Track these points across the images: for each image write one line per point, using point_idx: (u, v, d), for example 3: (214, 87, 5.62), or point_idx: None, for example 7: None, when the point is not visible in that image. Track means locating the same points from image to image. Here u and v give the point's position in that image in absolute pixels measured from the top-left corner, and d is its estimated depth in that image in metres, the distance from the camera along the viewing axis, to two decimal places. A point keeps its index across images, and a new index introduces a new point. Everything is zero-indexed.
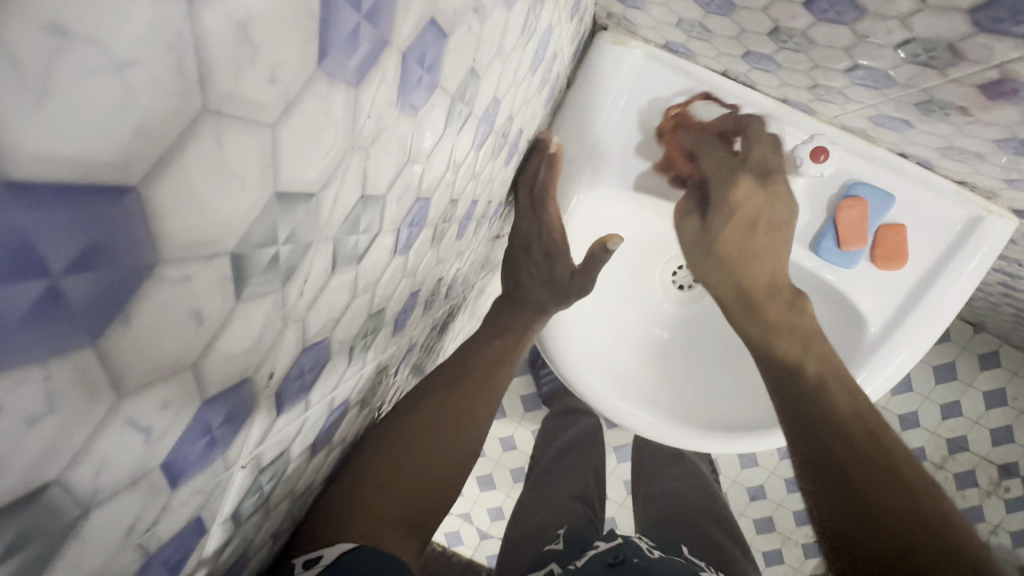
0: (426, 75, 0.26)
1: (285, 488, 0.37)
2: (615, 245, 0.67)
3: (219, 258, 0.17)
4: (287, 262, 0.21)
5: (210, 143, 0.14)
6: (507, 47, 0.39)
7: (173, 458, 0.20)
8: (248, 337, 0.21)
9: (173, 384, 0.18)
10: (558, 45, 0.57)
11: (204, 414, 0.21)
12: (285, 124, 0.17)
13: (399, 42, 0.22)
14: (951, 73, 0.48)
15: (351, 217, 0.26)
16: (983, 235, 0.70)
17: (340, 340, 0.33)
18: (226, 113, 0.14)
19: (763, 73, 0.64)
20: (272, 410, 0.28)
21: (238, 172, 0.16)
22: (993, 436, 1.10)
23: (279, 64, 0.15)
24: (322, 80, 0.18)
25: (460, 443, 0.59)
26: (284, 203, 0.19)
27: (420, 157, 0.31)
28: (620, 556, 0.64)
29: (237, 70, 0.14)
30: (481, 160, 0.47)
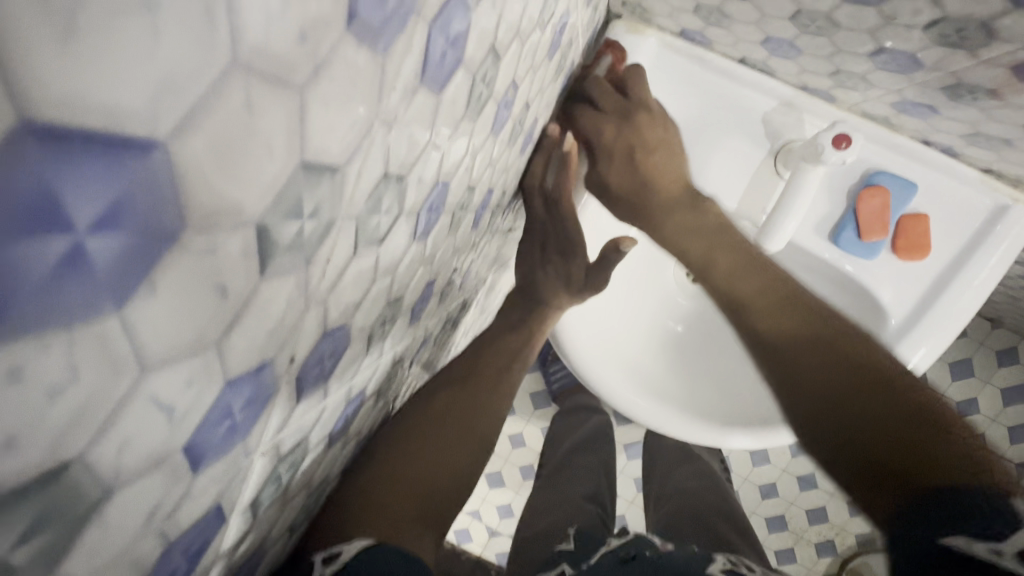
0: (450, 49, 0.25)
1: (301, 479, 0.36)
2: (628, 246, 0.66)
3: (244, 230, 0.16)
4: (311, 241, 0.21)
5: (239, 102, 0.13)
6: (526, 30, 0.38)
7: (195, 441, 0.20)
8: (270, 316, 0.20)
9: (196, 362, 0.17)
10: (574, 32, 0.56)
11: (227, 396, 0.20)
12: (313, 89, 0.16)
13: (427, 12, 0.21)
14: (982, 54, 0.47)
15: (373, 197, 0.25)
16: (1008, 226, 0.68)
17: (358, 328, 0.32)
18: (255, 71, 0.13)
19: (782, 60, 0.63)
20: (292, 396, 0.27)
21: (265, 137, 0.15)
22: (1012, 434, 1.08)
23: (310, 20, 0.14)
24: (350, 44, 0.17)
25: (474, 439, 0.58)
26: (310, 177, 0.18)
27: (441, 138, 0.30)
28: (633, 552, 0.64)
29: (267, 23, 0.13)
30: (497, 148, 0.46)
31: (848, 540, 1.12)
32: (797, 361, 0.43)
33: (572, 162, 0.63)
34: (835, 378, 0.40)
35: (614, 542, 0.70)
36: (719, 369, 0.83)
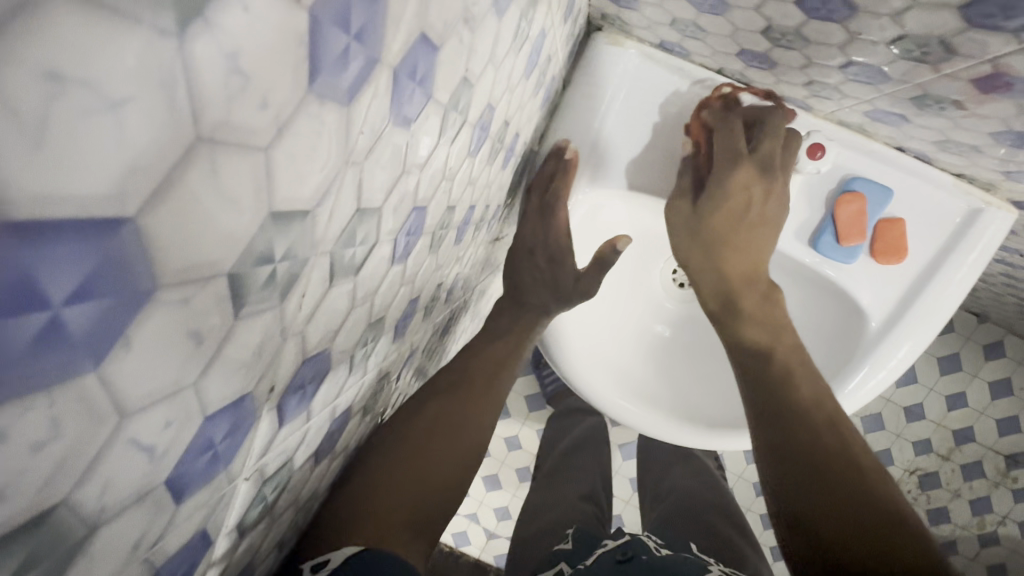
0: (418, 87, 0.26)
1: (289, 496, 0.38)
2: (624, 245, 0.69)
3: (216, 280, 0.17)
4: (284, 280, 0.22)
5: (205, 171, 0.15)
6: (500, 54, 0.39)
7: (176, 475, 0.21)
8: (246, 353, 0.21)
9: (173, 404, 0.18)
10: (552, 48, 0.58)
11: (206, 430, 0.21)
12: (278, 145, 0.17)
13: (390, 58, 0.22)
14: (944, 68, 0.48)
15: (347, 230, 0.26)
16: (982, 228, 0.69)
17: (340, 350, 0.33)
18: (219, 141, 0.15)
19: (758, 71, 0.64)
20: (275, 421, 0.28)
21: (232, 196, 0.16)
22: (1000, 426, 1.10)
23: (270, 89, 0.15)
24: (314, 102, 0.18)
25: (465, 447, 0.60)
26: (280, 224, 0.19)
27: (415, 166, 0.31)
28: (629, 552, 0.64)
29: (228, 99, 0.14)
30: (477, 166, 0.47)
31: None
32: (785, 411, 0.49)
33: (573, 168, 0.68)
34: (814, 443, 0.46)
35: (610, 542, 0.71)
36: (707, 371, 0.84)
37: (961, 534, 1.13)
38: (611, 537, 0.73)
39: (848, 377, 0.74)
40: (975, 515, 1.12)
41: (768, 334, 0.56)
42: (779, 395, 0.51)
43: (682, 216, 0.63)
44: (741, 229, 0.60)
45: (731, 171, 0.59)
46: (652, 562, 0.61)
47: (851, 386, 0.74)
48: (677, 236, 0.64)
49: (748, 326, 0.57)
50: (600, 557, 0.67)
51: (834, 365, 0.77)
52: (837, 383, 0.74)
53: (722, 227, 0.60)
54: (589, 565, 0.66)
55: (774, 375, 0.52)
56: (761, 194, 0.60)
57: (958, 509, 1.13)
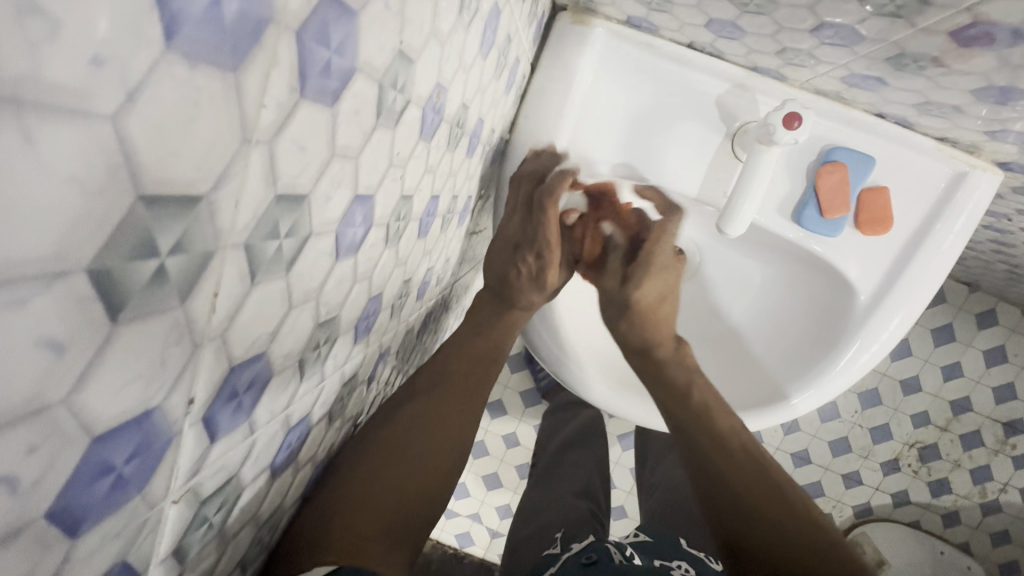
0: (336, 57, 0.24)
1: (243, 515, 0.35)
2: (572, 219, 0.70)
3: (73, 277, 0.15)
4: (183, 277, 0.19)
5: (19, 144, 0.12)
6: (443, 29, 0.36)
7: (65, 505, 0.18)
8: (141, 364, 0.19)
9: (37, 426, 0.16)
10: (512, 27, 0.55)
11: (98, 451, 0.19)
12: (133, 115, 0.15)
13: (289, 20, 0.20)
14: (920, 22, 0.46)
15: (265, 220, 0.23)
16: (967, 192, 0.68)
17: (282, 355, 0.31)
18: (35, 104, 0.12)
19: (729, 41, 0.62)
20: (203, 437, 0.25)
21: (73, 175, 0.14)
22: (996, 394, 1.09)
23: (103, 43, 0.13)
24: (177, 63, 0.15)
25: (442, 456, 0.56)
26: (160, 210, 0.17)
27: (350, 152, 0.29)
28: (594, 556, 0.63)
29: (30, 48, 0.12)
30: (434, 152, 0.45)
31: (845, 512, 1.17)
32: (733, 452, 0.57)
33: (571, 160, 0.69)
34: (751, 478, 0.55)
35: (575, 548, 0.70)
36: None
37: (964, 504, 1.12)
38: (579, 543, 0.73)
39: (833, 359, 0.73)
40: (977, 484, 1.11)
41: (682, 377, 0.63)
42: (713, 465, 0.57)
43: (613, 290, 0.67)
44: (664, 307, 0.66)
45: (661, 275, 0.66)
46: (620, 566, 0.59)
47: (835, 367, 0.73)
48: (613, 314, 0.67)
49: (670, 373, 0.63)
50: (565, 562, 0.66)
51: (819, 347, 0.75)
52: (827, 363, 0.73)
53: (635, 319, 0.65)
54: (557, 570, 0.65)
55: (715, 430, 0.59)
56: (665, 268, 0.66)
57: (959, 479, 1.12)
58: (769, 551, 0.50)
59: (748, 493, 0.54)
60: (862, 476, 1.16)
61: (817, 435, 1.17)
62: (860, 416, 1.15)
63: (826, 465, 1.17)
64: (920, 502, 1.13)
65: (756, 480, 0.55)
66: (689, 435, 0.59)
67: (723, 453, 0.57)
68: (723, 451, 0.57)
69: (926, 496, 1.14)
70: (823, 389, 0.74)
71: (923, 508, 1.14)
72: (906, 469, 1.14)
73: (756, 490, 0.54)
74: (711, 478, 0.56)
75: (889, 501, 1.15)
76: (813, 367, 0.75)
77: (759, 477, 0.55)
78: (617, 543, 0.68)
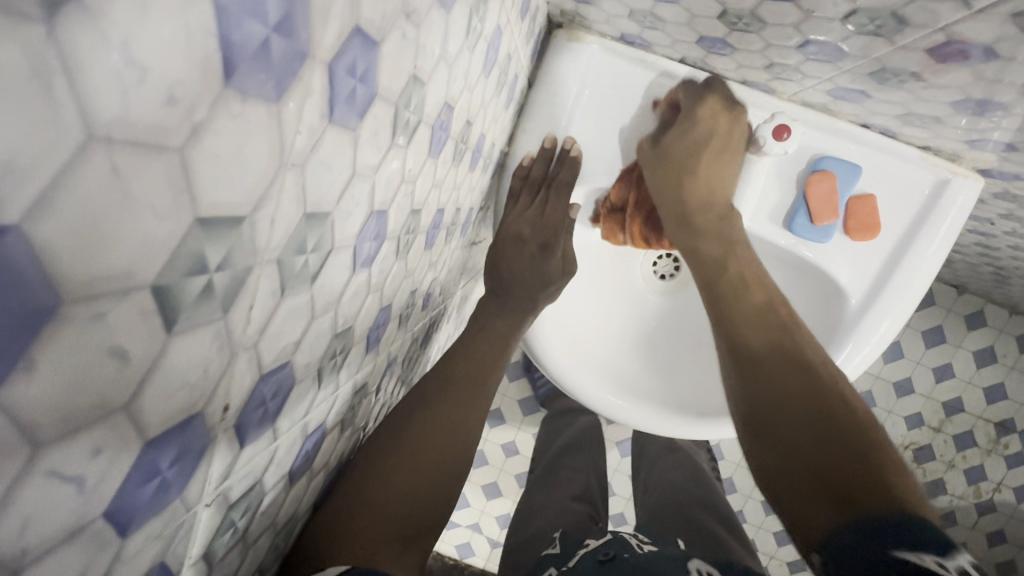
0: (359, 85, 0.25)
1: (264, 521, 0.36)
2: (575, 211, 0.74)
3: (139, 293, 0.16)
4: (226, 291, 0.21)
5: (107, 175, 0.14)
6: (451, 52, 0.38)
7: (118, 506, 0.20)
8: (187, 373, 0.20)
9: (101, 430, 0.17)
10: (512, 46, 0.57)
11: (149, 455, 0.20)
12: (195, 146, 0.16)
13: (322, 54, 0.21)
14: (899, 40, 0.49)
15: (295, 237, 0.25)
16: (951, 197, 0.70)
17: (303, 365, 0.32)
18: (122, 140, 0.14)
19: (719, 57, 0.65)
20: (234, 443, 0.27)
21: (145, 200, 0.15)
22: (988, 394, 1.12)
23: (176, 83, 0.15)
24: (233, 98, 0.17)
25: (450, 462, 0.57)
26: (211, 231, 0.18)
27: (367, 171, 0.30)
28: (611, 553, 0.64)
29: (122, 93, 0.13)
30: (441, 168, 0.46)
31: None
32: (769, 342, 0.50)
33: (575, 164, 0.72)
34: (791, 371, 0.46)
35: (590, 545, 0.71)
36: (690, 362, 0.85)
37: (959, 504, 1.14)
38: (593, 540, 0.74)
39: None
40: (971, 484, 1.13)
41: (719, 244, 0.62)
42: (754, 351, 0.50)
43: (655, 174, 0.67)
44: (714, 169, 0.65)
45: (698, 111, 0.66)
46: (634, 561, 0.61)
47: None
48: (656, 186, 0.67)
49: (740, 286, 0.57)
50: (581, 558, 0.67)
51: None
52: None
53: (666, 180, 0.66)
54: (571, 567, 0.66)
55: (759, 315, 0.53)
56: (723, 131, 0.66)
57: (954, 479, 1.14)
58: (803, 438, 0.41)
59: (787, 377, 0.46)
60: None
61: None
62: None
63: None
64: None
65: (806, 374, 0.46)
66: (730, 316, 0.55)
67: (757, 355, 0.50)
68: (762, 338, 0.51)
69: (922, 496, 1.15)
70: None
71: None
72: None
73: (794, 391, 0.45)
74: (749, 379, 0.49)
75: None
76: None
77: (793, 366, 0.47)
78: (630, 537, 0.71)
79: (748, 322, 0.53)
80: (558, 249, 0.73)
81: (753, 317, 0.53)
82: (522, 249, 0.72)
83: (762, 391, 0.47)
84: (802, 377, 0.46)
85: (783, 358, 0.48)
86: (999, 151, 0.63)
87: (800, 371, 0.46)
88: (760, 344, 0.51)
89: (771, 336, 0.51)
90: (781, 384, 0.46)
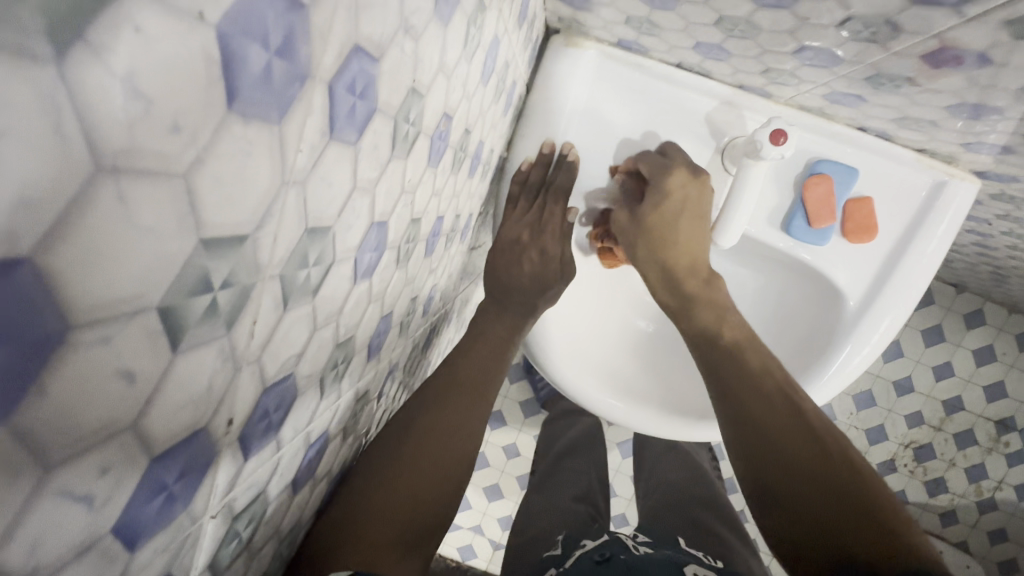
0: (359, 101, 0.26)
1: (267, 530, 0.36)
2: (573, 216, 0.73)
3: (145, 315, 0.17)
4: (230, 308, 0.21)
5: (114, 203, 0.14)
6: (450, 63, 0.38)
7: (126, 521, 0.20)
8: (193, 390, 0.21)
9: (110, 449, 0.17)
10: (510, 53, 0.58)
11: (155, 471, 0.20)
12: (199, 170, 0.17)
13: (322, 73, 0.22)
14: (894, 46, 0.49)
15: (296, 251, 0.25)
16: (947, 200, 0.71)
17: (306, 375, 0.32)
18: (128, 169, 0.14)
19: (716, 62, 0.65)
20: (238, 455, 0.27)
21: (151, 226, 0.15)
22: (987, 393, 1.12)
23: (181, 112, 0.15)
24: (236, 122, 0.17)
25: (452, 467, 0.57)
26: (214, 251, 0.19)
27: (368, 185, 0.31)
28: (607, 554, 0.65)
29: (128, 124, 0.13)
30: (440, 177, 0.47)
31: None
32: (767, 410, 0.52)
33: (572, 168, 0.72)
34: (798, 444, 0.49)
35: (589, 546, 0.71)
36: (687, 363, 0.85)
37: (960, 503, 1.14)
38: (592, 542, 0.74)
39: (821, 368, 0.75)
40: (972, 482, 1.14)
41: (703, 302, 0.63)
42: (755, 421, 0.52)
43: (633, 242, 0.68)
44: (683, 222, 0.65)
45: (667, 180, 0.66)
46: (630, 562, 0.61)
47: (831, 369, 0.75)
48: (634, 254, 0.68)
49: (702, 314, 0.62)
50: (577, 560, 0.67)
51: (808, 355, 0.78)
52: (820, 367, 0.75)
53: (645, 242, 0.66)
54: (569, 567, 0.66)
55: (750, 369, 0.56)
56: (695, 189, 0.66)
57: (955, 478, 1.14)
58: (826, 528, 0.42)
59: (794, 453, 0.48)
60: None
61: None
62: (856, 417, 1.17)
63: None
64: (918, 501, 1.15)
65: (809, 444, 0.48)
66: (722, 379, 0.56)
67: (758, 419, 0.52)
68: (753, 412, 0.52)
69: (923, 495, 1.15)
70: (822, 392, 0.75)
71: (920, 507, 1.16)
72: (903, 469, 1.16)
73: (806, 463, 0.47)
74: (752, 462, 0.50)
75: None
76: (802, 374, 0.77)
77: (797, 437, 0.49)
78: (626, 536, 0.71)
79: (741, 401, 0.54)
80: (558, 253, 0.73)
81: (740, 376, 0.55)
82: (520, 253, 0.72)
83: (767, 456, 0.49)
84: (808, 446, 0.48)
85: (783, 422, 0.50)
86: (995, 154, 0.63)
87: (801, 434, 0.49)
88: (759, 408, 0.52)
89: (767, 398, 0.53)
90: (793, 465, 0.47)
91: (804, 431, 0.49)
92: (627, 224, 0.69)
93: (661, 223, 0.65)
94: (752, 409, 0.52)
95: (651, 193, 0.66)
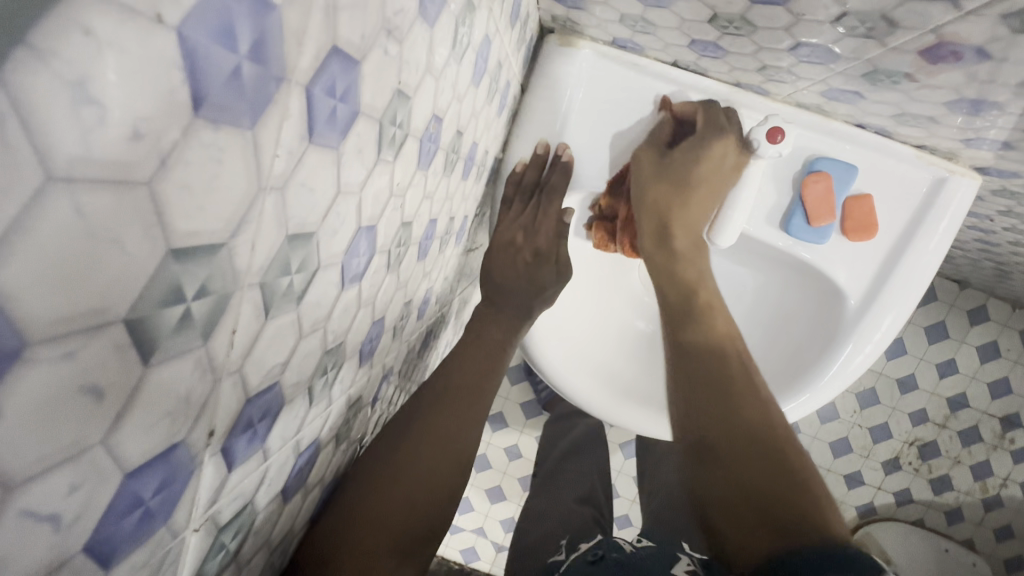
0: (340, 104, 0.25)
1: (257, 540, 0.36)
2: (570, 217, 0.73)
3: (111, 328, 0.16)
4: (206, 318, 0.20)
5: (70, 215, 0.13)
6: (438, 64, 0.38)
7: (100, 539, 0.19)
8: (168, 403, 0.20)
9: (78, 467, 0.17)
10: (502, 53, 0.57)
11: (130, 487, 0.20)
12: (165, 178, 0.16)
13: (299, 77, 0.21)
14: (890, 42, 0.48)
15: (277, 259, 0.24)
16: (948, 196, 0.70)
17: (293, 383, 0.32)
18: (83, 179, 0.13)
19: (711, 60, 0.64)
20: (222, 466, 0.27)
21: (114, 237, 0.15)
22: (992, 390, 1.11)
23: (142, 118, 0.14)
24: (204, 129, 0.17)
25: (448, 472, 0.57)
26: (186, 260, 0.18)
27: (353, 190, 0.30)
28: (599, 554, 0.64)
29: (81, 131, 0.13)
30: (431, 179, 0.46)
31: (848, 512, 1.18)
32: (729, 387, 0.55)
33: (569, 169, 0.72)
34: (746, 423, 0.51)
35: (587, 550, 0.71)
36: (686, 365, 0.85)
37: (966, 500, 1.13)
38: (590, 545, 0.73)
39: (822, 368, 0.75)
40: (977, 480, 1.13)
41: (701, 289, 0.64)
42: (717, 393, 0.55)
43: (649, 169, 0.68)
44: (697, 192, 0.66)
45: (716, 138, 0.65)
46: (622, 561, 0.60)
47: (834, 368, 0.74)
48: (642, 181, 0.68)
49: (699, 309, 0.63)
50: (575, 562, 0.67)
51: (808, 356, 0.77)
52: (821, 368, 0.74)
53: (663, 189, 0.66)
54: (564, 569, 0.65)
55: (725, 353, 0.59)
56: (733, 161, 0.66)
57: (960, 476, 1.13)
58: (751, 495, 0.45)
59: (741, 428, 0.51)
60: (864, 475, 1.16)
61: (817, 437, 1.17)
62: (859, 416, 1.15)
63: (828, 467, 1.17)
64: (923, 499, 1.14)
65: (758, 423, 0.51)
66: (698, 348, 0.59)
67: (717, 391, 0.54)
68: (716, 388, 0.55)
69: (928, 493, 1.14)
70: (825, 392, 0.75)
71: (926, 505, 1.15)
72: (907, 467, 1.15)
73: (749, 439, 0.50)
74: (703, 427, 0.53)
75: (892, 500, 1.16)
76: (805, 374, 0.76)
77: (747, 417, 0.52)
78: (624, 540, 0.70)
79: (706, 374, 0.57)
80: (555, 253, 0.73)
81: (715, 355, 0.58)
82: (517, 254, 0.71)
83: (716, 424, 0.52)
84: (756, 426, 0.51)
85: (737, 402, 0.53)
86: (996, 150, 0.62)
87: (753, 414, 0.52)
88: (721, 385, 0.55)
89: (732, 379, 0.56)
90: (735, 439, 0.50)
91: (758, 414, 0.53)
92: (644, 164, 0.68)
93: (678, 172, 0.65)
94: (712, 383, 0.55)
95: (696, 140, 0.65)
